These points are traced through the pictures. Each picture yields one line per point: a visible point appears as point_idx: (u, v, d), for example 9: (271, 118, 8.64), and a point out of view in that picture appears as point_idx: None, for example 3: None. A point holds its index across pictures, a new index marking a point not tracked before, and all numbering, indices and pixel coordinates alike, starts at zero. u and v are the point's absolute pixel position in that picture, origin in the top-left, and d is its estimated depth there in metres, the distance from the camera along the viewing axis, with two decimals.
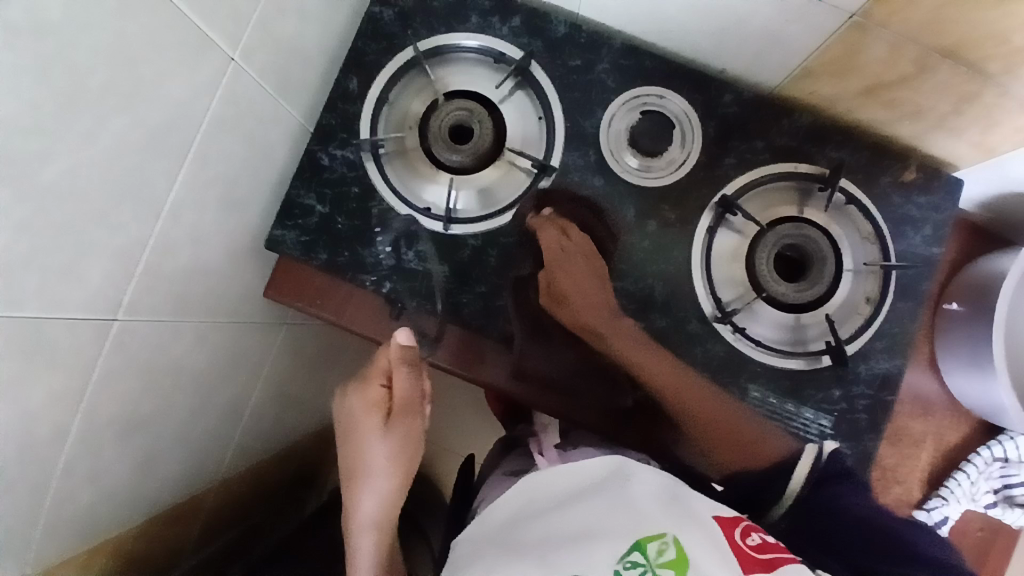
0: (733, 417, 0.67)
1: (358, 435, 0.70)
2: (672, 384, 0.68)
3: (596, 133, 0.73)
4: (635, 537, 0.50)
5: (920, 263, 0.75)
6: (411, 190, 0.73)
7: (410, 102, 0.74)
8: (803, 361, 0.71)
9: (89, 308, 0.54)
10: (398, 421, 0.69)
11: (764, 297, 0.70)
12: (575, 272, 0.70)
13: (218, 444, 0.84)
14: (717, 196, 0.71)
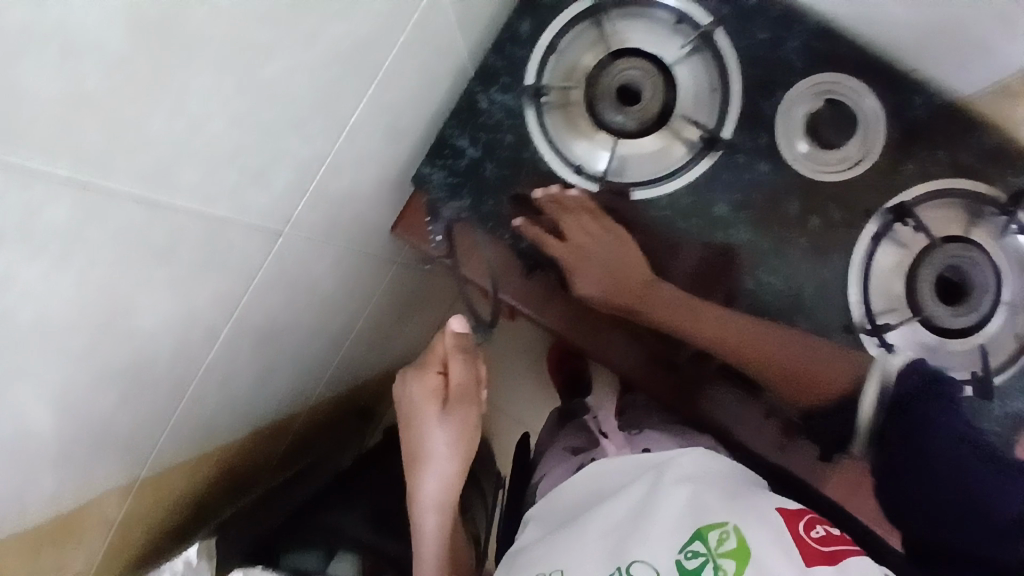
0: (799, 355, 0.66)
1: (416, 419, 0.69)
2: (739, 344, 0.67)
3: (771, 117, 0.68)
4: (696, 528, 0.55)
5: None
6: (567, 145, 0.70)
7: (580, 53, 0.70)
8: None
9: (265, 216, 0.52)
10: (457, 405, 0.68)
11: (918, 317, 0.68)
12: (606, 264, 0.69)
13: (319, 370, 0.83)
14: (891, 201, 0.68)
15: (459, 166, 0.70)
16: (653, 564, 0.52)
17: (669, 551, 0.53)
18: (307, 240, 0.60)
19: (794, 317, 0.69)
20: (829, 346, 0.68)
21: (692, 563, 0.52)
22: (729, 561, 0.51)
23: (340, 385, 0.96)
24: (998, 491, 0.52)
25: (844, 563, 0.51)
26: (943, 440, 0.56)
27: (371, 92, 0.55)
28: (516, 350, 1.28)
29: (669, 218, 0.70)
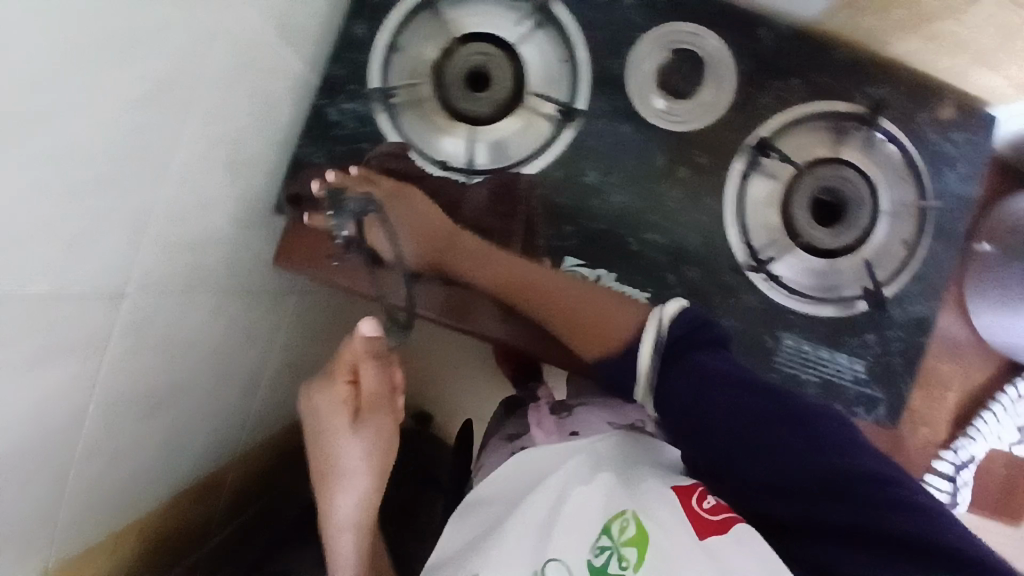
0: (589, 304, 0.60)
1: (326, 436, 0.65)
2: (518, 281, 0.64)
3: (622, 77, 0.68)
4: (603, 519, 0.49)
5: (954, 202, 0.72)
6: (427, 142, 0.69)
7: (421, 46, 0.68)
8: (836, 308, 0.69)
9: (104, 280, 0.50)
10: (371, 416, 0.64)
11: (799, 244, 0.68)
12: (417, 222, 0.66)
13: (234, 416, 0.82)
14: (752, 137, 0.68)
15: (321, 185, 0.68)
16: (567, 568, 0.47)
17: (577, 551, 0.47)
18: (162, 293, 0.58)
19: (681, 268, 0.69)
20: (719, 290, 0.69)
21: (600, 560, 0.46)
22: (632, 548, 0.46)
23: (268, 428, 0.94)
24: (841, 447, 0.45)
25: (741, 531, 0.45)
26: (719, 401, 0.48)
27: (193, 129, 0.53)
28: (457, 350, 1.28)
29: (541, 196, 0.69)
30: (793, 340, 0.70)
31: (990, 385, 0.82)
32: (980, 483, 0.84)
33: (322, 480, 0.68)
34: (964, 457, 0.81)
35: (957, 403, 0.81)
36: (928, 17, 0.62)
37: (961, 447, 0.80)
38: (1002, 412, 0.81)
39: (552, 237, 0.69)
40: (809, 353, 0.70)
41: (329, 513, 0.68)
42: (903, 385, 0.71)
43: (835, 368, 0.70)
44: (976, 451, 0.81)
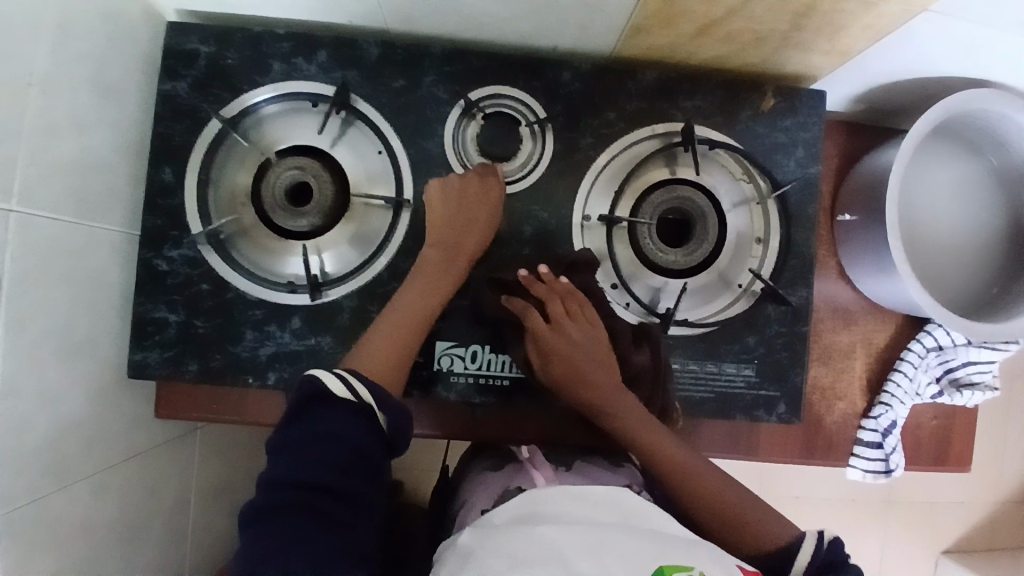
0: (740, 501, 0.61)
1: (435, 229, 0.65)
2: (677, 467, 0.62)
3: (441, 152, 0.68)
4: (660, 564, 0.48)
5: (797, 185, 0.72)
6: (269, 268, 0.68)
7: (236, 175, 0.70)
8: (741, 301, 0.71)
9: None
10: (486, 206, 0.66)
11: (678, 276, 0.70)
12: (568, 353, 0.64)
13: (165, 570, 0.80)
14: (583, 182, 0.69)
15: (170, 337, 0.68)
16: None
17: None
18: (35, 506, 0.56)
19: None
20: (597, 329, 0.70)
21: None
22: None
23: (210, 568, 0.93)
24: None
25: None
26: None
27: (7, 341, 0.52)
28: None
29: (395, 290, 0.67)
30: (679, 363, 0.70)
31: (895, 343, 0.82)
32: (911, 439, 0.84)
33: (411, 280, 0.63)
34: (885, 424, 0.79)
35: (866, 368, 0.81)
36: (713, 28, 0.63)
37: (880, 415, 0.78)
38: (911, 369, 0.79)
39: (601, 365, 0.65)
40: (696, 370, 0.70)
41: (420, 268, 0.64)
42: (795, 375, 0.71)
43: (726, 378, 0.71)
44: (897, 415, 0.78)
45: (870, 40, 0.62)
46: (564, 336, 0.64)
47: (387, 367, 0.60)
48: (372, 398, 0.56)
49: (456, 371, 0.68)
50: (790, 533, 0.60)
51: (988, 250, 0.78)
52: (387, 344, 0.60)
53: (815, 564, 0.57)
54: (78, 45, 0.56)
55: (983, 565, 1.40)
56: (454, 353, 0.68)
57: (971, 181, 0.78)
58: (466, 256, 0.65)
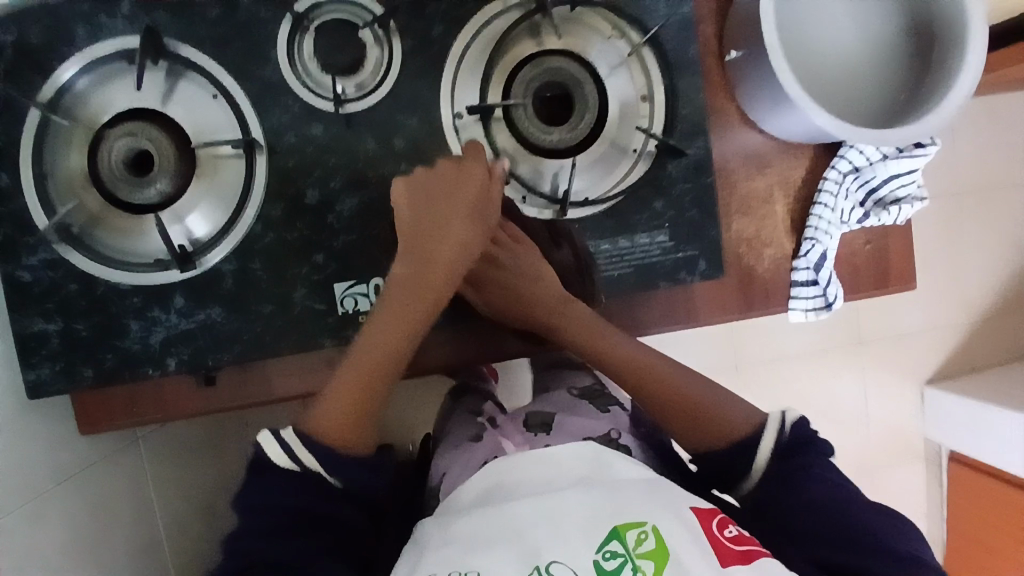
0: (697, 392, 0.65)
1: (410, 239, 0.61)
2: (631, 368, 0.66)
3: (283, 78, 0.62)
4: (614, 524, 0.48)
5: (676, 29, 0.66)
6: (133, 249, 0.63)
7: (67, 159, 0.63)
8: (641, 163, 0.67)
9: None
10: (480, 202, 0.62)
11: (569, 154, 0.66)
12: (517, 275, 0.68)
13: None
14: (445, 79, 0.63)
15: (53, 349, 0.63)
16: (571, 567, 0.46)
17: (586, 549, 0.47)
18: None
19: None
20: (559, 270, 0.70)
21: (611, 564, 0.46)
22: (650, 561, 0.46)
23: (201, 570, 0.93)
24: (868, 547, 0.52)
25: (759, 562, 0.47)
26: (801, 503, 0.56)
27: None
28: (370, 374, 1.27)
29: (274, 241, 0.62)
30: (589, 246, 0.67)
31: (812, 175, 0.79)
32: (846, 270, 0.83)
33: (383, 303, 0.60)
34: (815, 260, 0.77)
35: (787, 208, 0.79)
36: None
37: (809, 251, 0.77)
38: (831, 199, 0.77)
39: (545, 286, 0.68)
40: (610, 250, 0.67)
41: (394, 287, 0.60)
42: (711, 230, 0.69)
43: (641, 250, 0.68)
44: (826, 248, 0.77)
45: None
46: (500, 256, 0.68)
47: (350, 418, 0.58)
48: (320, 466, 0.56)
49: (365, 310, 0.64)
50: (749, 422, 0.62)
51: (885, 55, 0.75)
52: (352, 388, 0.59)
53: (775, 452, 0.60)
54: None
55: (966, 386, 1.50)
56: (357, 292, 0.63)
57: None
58: (444, 271, 0.61)
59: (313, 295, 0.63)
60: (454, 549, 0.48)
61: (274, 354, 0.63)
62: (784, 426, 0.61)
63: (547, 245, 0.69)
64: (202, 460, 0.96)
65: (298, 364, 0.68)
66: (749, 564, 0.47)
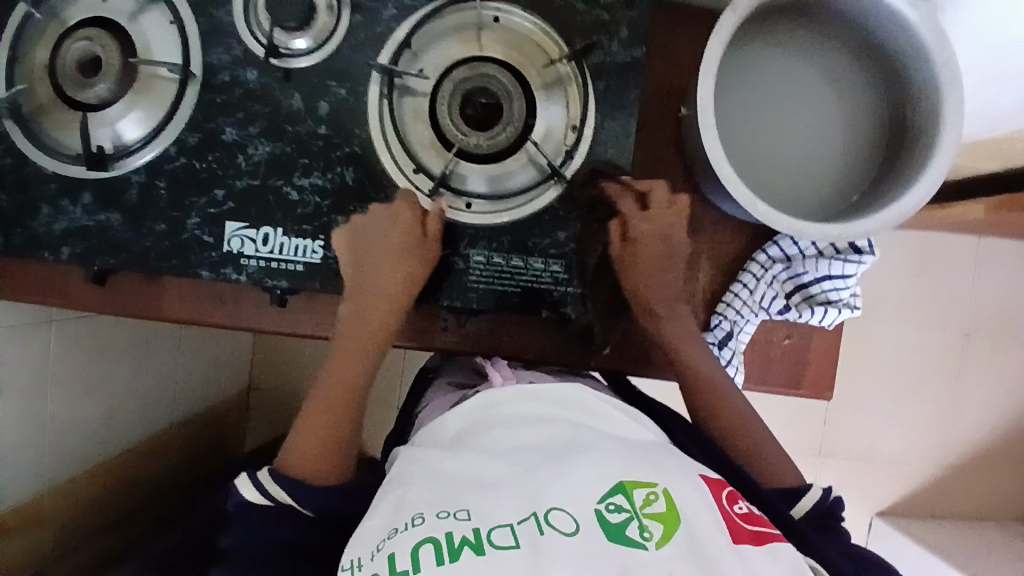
0: (760, 443, 0.68)
1: (354, 287, 0.65)
2: (713, 403, 0.67)
3: (233, 21, 0.66)
4: (621, 479, 0.46)
5: (620, 71, 0.67)
6: (63, 142, 0.67)
7: (32, 48, 0.67)
8: (551, 188, 0.67)
9: None
10: (418, 245, 0.64)
11: (480, 160, 0.67)
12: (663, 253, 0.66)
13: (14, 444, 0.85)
14: (381, 59, 0.66)
15: None
16: (572, 515, 0.44)
17: (589, 500, 0.45)
18: None
19: (347, 206, 0.67)
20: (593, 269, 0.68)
21: (615, 517, 0.44)
22: (657, 523, 0.45)
23: (83, 459, 0.98)
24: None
25: (774, 544, 0.47)
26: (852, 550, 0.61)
27: None
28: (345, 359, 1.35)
29: (183, 168, 0.66)
30: (482, 256, 0.68)
31: (745, 253, 0.76)
32: (759, 360, 0.79)
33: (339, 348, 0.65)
34: (721, 336, 0.75)
35: (711, 279, 0.76)
36: None
37: (716, 326, 0.74)
38: (753, 280, 0.74)
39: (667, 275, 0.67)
40: (500, 264, 0.67)
41: (343, 330, 0.65)
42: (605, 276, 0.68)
43: (533, 273, 0.68)
44: (734, 327, 0.74)
45: None
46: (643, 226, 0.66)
47: (320, 447, 0.61)
48: (286, 496, 0.59)
49: (247, 254, 0.67)
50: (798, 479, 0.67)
51: (843, 150, 0.71)
52: (322, 421, 0.62)
53: (814, 510, 0.64)
54: None
55: (919, 529, 1.39)
56: (245, 235, 0.67)
57: (824, 74, 0.71)
58: (391, 306, 0.64)
59: (206, 227, 0.67)
60: (441, 492, 0.49)
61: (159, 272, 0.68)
62: (829, 494, 0.65)
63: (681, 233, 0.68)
64: (118, 359, 1.02)
65: (189, 290, 0.72)
66: (762, 544, 0.46)
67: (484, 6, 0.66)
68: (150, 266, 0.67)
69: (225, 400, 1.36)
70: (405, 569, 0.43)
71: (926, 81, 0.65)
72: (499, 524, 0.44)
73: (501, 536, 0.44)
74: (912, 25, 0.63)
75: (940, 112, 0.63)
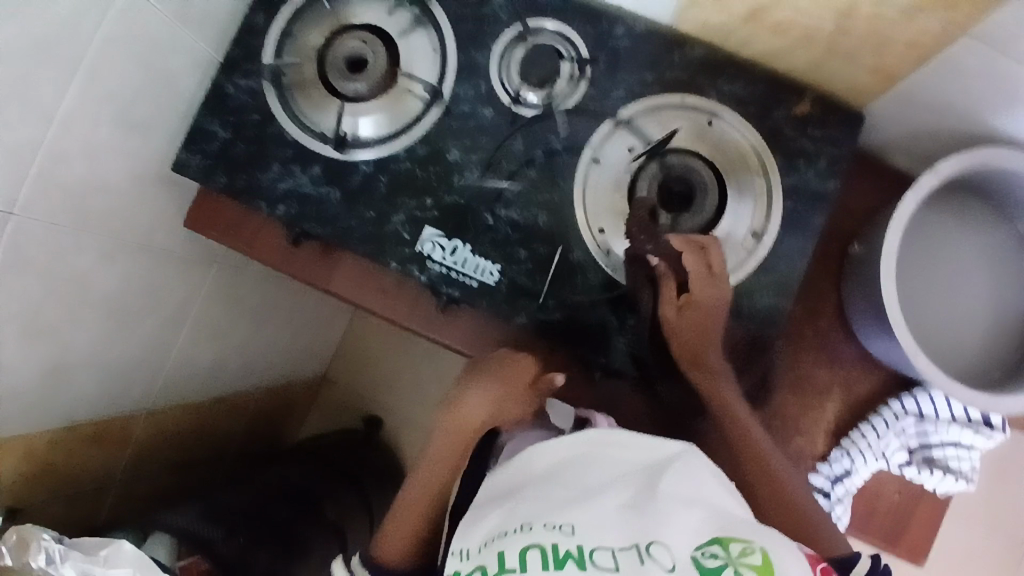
0: (808, 505, 0.57)
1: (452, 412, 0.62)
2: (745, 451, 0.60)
3: (487, 64, 0.75)
4: (717, 533, 0.42)
5: (810, 199, 0.72)
6: (308, 118, 0.76)
7: (309, 33, 0.76)
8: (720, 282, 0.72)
9: None
10: (523, 397, 0.63)
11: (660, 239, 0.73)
12: (695, 312, 0.66)
13: (142, 366, 0.90)
14: (602, 129, 0.74)
15: (210, 148, 0.76)
16: (671, 552, 0.40)
17: (687, 544, 0.41)
18: (51, 228, 0.66)
19: (533, 245, 0.74)
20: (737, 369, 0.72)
21: (711, 563, 0.39)
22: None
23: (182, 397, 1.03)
24: None
25: None
26: None
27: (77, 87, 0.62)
28: (426, 377, 1.42)
29: (405, 170, 0.74)
30: (637, 323, 0.72)
31: (875, 397, 0.78)
32: (862, 505, 0.79)
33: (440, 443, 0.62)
34: (837, 472, 0.75)
35: (836, 414, 0.77)
36: (761, 16, 0.66)
37: (835, 460, 0.75)
38: (880, 426, 0.75)
39: (699, 321, 0.66)
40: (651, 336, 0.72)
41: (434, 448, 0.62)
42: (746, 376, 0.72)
43: None
44: (853, 467, 0.74)
45: (914, 65, 0.63)
46: (707, 288, 0.66)
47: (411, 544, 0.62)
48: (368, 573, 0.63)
49: (434, 259, 0.74)
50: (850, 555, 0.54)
51: (991, 328, 0.74)
52: (413, 516, 0.62)
53: None
54: None
55: None
56: (437, 243, 0.74)
57: (991, 254, 0.75)
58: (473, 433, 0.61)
59: (405, 224, 0.74)
60: (545, 505, 0.47)
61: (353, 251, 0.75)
62: None
63: (707, 277, 0.66)
64: (250, 319, 1.08)
65: (363, 273, 0.79)
66: None
67: (707, 108, 0.73)
68: (345, 242, 0.74)
69: (303, 381, 1.42)
70: (512, 567, 0.42)
71: None
72: (599, 545, 0.42)
73: (602, 557, 0.41)
74: None
75: None
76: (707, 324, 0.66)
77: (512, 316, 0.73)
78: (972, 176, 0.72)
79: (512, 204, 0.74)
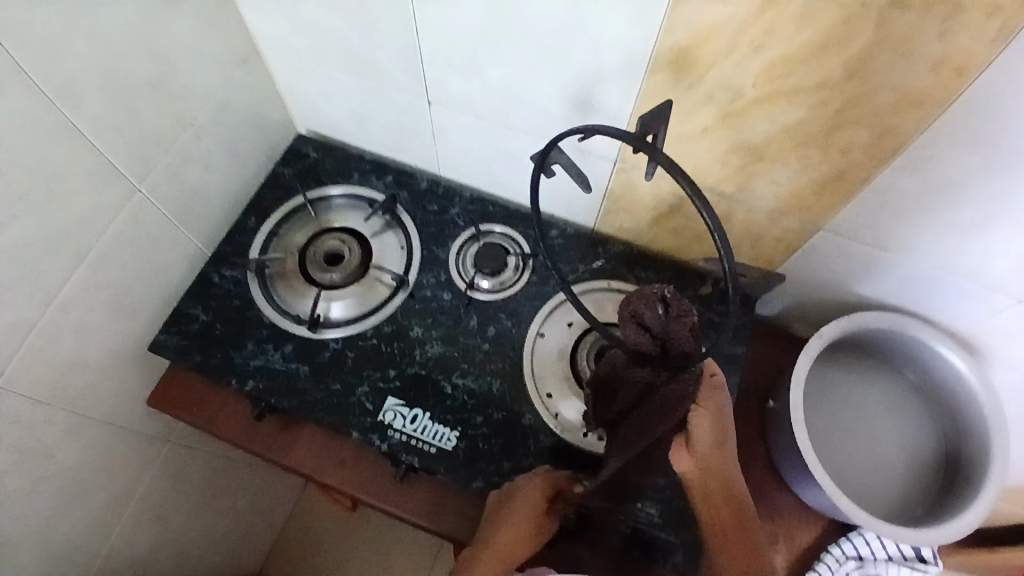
0: None
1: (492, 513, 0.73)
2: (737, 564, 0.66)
3: (446, 258, 0.89)
4: None
5: (724, 360, 0.85)
6: (286, 302, 0.86)
7: (295, 234, 0.91)
8: None
9: None
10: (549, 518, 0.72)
11: None
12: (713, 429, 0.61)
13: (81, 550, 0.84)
14: (546, 307, 0.86)
15: (190, 329, 0.84)
16: None
17: None
18: (23, 401, 0.68)
19: (488, 410, 0.80)
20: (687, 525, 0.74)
21: None
22: None
23: None
24: None
25: None
26: None
27: (81, 273, 0.71)
28: None
29: (372, 345, 0.83)
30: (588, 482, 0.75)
31: (814, 545, 0.83)
32: None
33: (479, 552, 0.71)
34: None
35: (783, 564, 0.81)
36: (662, 220, 0.86)
37: None
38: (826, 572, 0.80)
39: (715, 437, 0.62)
40: None
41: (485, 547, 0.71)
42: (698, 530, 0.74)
43: (631, 513, 0.74)
44: None
45: (787, 253, 0.82)
46: (720, 403, 0.61)
47: None
48: None
49: (396, 427, 0.78)
50: None
51: (905, 466, 0.84)
52: None
53: None
54: (233, 119, 0.86)
55: None
56: (399, 411, 0.79)
57: (886, 401, 0.87)
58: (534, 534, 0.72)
59: (369, 393, 0.80)
60: None
61: (316, 421, 0.79)
62: None
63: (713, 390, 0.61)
64: (192, 505, 1.04)
65: (324, 448, 0.82)
66: None
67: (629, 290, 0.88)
68: (310, 413, 0.79)
69: None
70: None
71: (978, 423, 0.79)
72: None
73: None
74: (964, 377, 0.80)
75: (989, 449, 0.77)
76: (717, 438, 0.62)
77: (469, 479, 0.76)
78: (850, 339, 0.88)
79: (469, 374, 0.82)
